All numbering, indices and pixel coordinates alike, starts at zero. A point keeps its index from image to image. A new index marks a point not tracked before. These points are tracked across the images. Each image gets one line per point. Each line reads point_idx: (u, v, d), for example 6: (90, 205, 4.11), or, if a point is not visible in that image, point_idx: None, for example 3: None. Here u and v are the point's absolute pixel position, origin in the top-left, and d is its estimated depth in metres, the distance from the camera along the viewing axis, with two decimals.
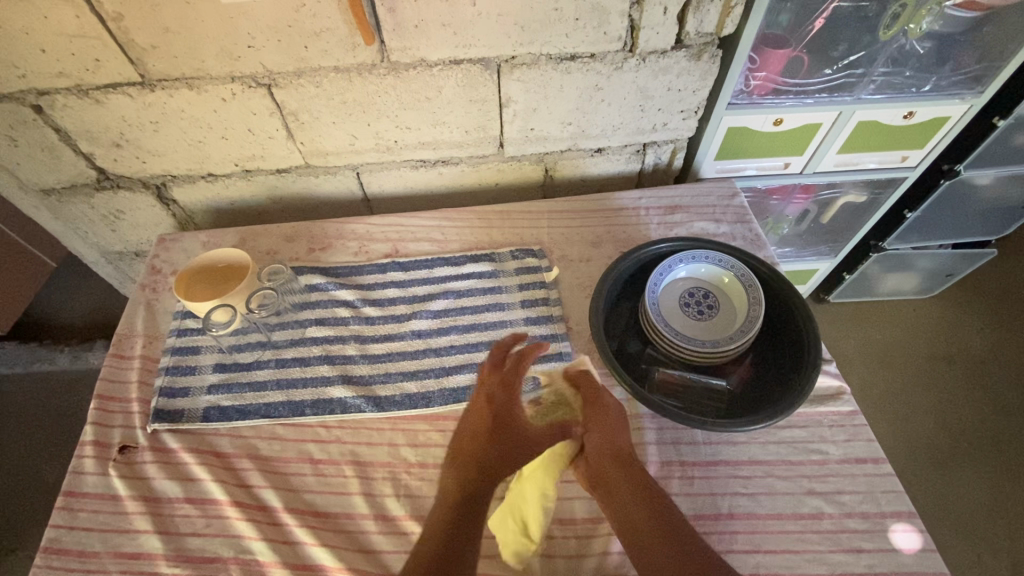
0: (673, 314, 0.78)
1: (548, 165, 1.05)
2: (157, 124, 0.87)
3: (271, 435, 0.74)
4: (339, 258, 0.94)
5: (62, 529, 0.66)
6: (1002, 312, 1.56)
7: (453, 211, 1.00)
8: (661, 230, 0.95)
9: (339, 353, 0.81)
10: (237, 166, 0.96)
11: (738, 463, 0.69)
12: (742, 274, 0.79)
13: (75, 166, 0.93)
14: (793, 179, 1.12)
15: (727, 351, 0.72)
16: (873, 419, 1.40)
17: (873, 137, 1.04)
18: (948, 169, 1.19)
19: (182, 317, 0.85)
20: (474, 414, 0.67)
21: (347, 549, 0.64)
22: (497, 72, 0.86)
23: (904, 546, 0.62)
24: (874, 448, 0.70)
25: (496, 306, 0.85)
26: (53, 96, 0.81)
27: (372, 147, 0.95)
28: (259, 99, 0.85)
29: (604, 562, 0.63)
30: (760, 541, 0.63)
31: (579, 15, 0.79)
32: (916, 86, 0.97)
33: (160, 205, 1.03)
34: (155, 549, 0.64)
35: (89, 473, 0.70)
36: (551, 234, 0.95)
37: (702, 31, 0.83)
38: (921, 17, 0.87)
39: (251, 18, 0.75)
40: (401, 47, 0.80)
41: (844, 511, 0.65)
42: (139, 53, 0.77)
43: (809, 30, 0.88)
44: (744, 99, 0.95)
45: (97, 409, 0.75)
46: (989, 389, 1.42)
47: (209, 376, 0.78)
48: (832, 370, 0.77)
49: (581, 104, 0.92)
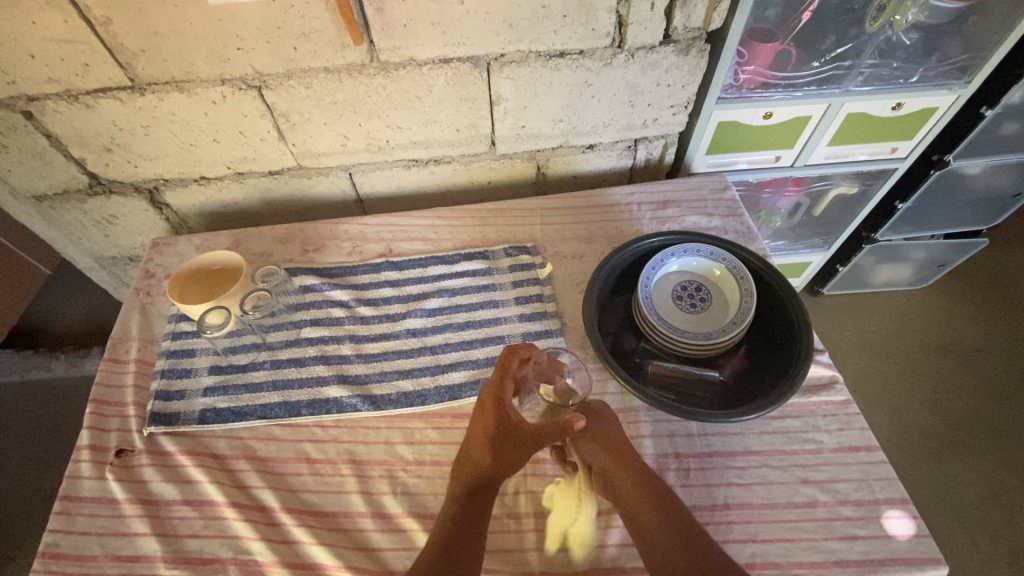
0: (667, 308, 0.78)
1: (540, 162, 1.05)
2: (148, 128, 0.87)
3: (268, 436, 0.74)
4: (333, 258, 0.94)
5: (60, 533, 0.66)
6: (996, 302, 1.57)
7: (445, 210, 1.00)
8: (654, 225, 0.95)
9: (335, 353, 0.81)
10: (229, 168, 0.96)
11: (733, 454, 0.69)
12: (734, 266, 0.80)
13: (66, 172, 0.93)
14: (784, 171, 1.13)
15: (719, 343, 0.73)
16: (868, 411, 1.40)
17: (863, 129, 1.04)
18: (937, 160, 1.20)
19: (176, 321, 0.85)
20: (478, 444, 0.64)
21: (345, 547, 0.64)
22: (487, 70, 0.86)
23: (897, 533, 0.63)
24: (867, 437, 0.70)
25: (490, 303, 0.86)
26: (43, 101, 0.81)
27: (363, 147, 0.96)
28: (250, 101, 0.85)
29: (602, 555, 0.63)
30: (756, 530, 0.64)
31: (567, 12, 0.79)
32: (904, 78, 0.98)
33: (153, 209, 1.03)
34: (153, 552, 0.64)
35: (86, 477, 0.70)
36: (544, 231, 0.95)
37: (690, 26, 0.84)
38: (906, 9, 0.88)
39: (241, 20, 0.75)
40: (390, 46, 0.80)
41: (838, 499, 0.66)
42: (129, 57, 0.77)
43: (796, 23, 0.89)
44: (733, 93, 0.96)
45: (92, 413, 0.75)
46: (984, 378, 1.43)
47: (204, 379, 0.79)
48: (823, 360, 0.78)
49: (570, 100, 0.92)
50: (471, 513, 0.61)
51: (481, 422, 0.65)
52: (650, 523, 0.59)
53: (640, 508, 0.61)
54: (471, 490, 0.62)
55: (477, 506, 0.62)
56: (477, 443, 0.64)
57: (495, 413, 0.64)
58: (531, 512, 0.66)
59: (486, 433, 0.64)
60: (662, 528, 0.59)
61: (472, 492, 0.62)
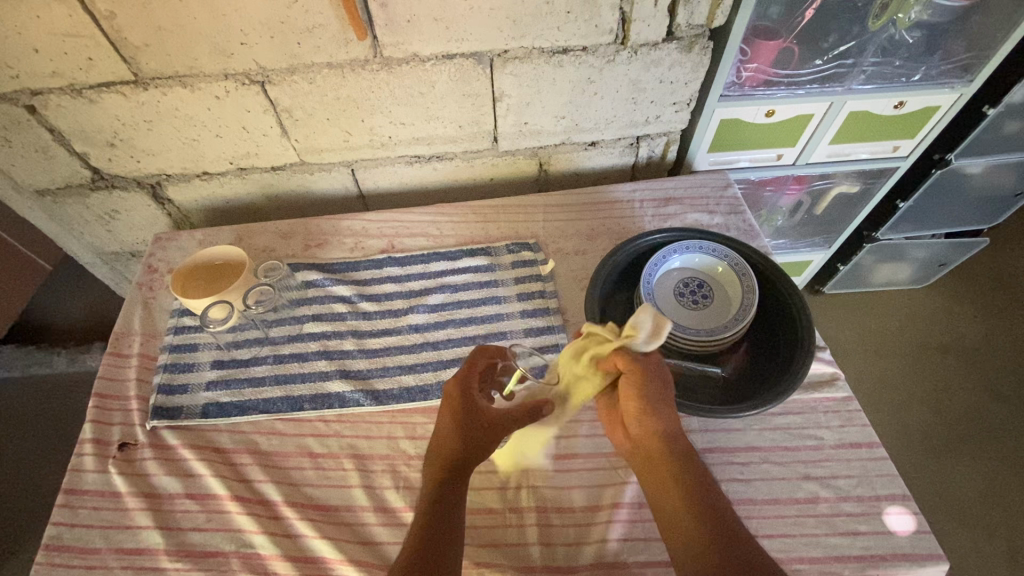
0: (669, 305, 0.78)
1: (542, 159, 1.05)
2: (151, 122, 0.87)
3: (271, 430, 0.74)
4: (335, 254, 0.94)
5: (63, 526, 0.66)
6: (997, 302, 1.57)
7: (447, 206, 1.00)
8: (657, 222, 0.95)
9: (337, 348, 0.81)
10: (232, 164, 0.96)
11: (735, 450, 0.69)
12: (735, 263, 0.80)
13: (69, 166, 0.93)
14: (786, 170, 1.13)
15: (720, 339, 0.73)
16: (869, 409, 1.41)
17: (864, 127, 1.04)
18: (939, 158, 1.20)
19: (179, 315, 0.85)
20: (445, 428, 0.63)
21: (347, 541, 0.65)
22: (490, 67, 0.86)
23: (897, 528, 0.63)
24: (868, 433, 0.71)
25: (493, 299, 0.86)
26: (47, 96, 0.81)
27: (366, 144, 0.96)
28: (253, 96, 0.85)
29: (603, 550, 0.63)
30: (757, 525, 0.64)
31: (570, 8, 0.79)
32: (906, 76, 0.98)
33: (155, 204, 1.03)
34: (157, 545, 0.64)
35: (89, 470, 0.70)
36: (546, 227, 0.95)
37: (693, 23, 0.84)
38: (909, 7, 0.88)
39: (244, 15, 0.75)
40: (394, 42, 0.80)
41: (839, 495, 0.66)
42: (133, 52, 0.77)
43: (798, 21, 0.90)
44: (736, 91, 0.96)
45: (95, 407, 0.75)
46: (985, 377, 1.43)
47: (207, 373, 0.79)
48: (825, 357, 0.78)
49: (573, 97, 0.92)
50: (452, 497, 0.59)
51: (444, 405, 0.64)
52: (685, 513, 0.55)
53: (676, 491, 0.57)
54: (446, 475, 0.61)
55: (456, 488, 0.60)
56: (443, 428, 0.63)
57: (458, 400, 0.63)
58: (533, 507, 0.67)
59: (451, 418, 0.63)
60: (695, 513, 0.55)
61: (447, 478, 0.61)
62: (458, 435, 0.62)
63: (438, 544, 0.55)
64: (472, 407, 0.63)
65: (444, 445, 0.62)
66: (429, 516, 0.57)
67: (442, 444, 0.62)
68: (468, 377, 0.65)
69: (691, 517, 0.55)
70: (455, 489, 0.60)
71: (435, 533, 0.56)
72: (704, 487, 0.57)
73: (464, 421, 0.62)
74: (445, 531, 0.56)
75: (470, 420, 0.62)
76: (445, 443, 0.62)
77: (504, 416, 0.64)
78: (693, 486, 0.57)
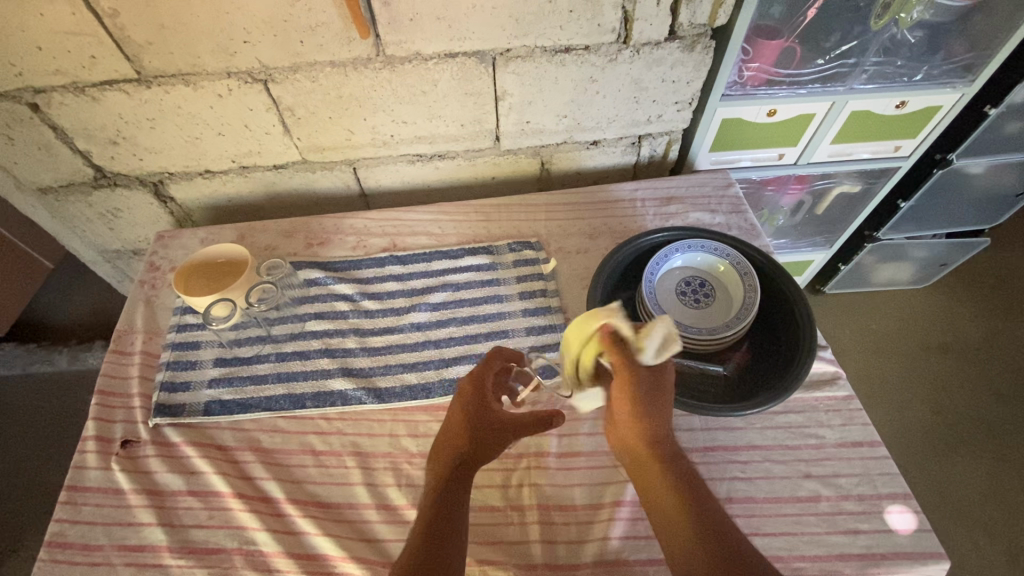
0: (671, 303, 0.78)
1: (544, 158, 1.05)
2: (154, 121, 0.87)
3: (273, 428, 0.74)
4: (337, 252, 0.95)
5: (65, 523, 0.66)
6: (998, 302, 1.57)
7: (449, 205, 1.00)
8: (658, 221, 0.95)
9: (339, 346, 0.81)
10: (234, 162, 0.97)
11: (736, 449, 0.70)
12: (737, 262, 0.80)
13: (71, 164, 0.93)
14: (788, 170, 1.13)
15: (722, 338, 0.73)
16: (869, 409, 1.41)
17: (866, 127, 1.05)
18: (941, 158, 1.20)
19: (181, 313, 0.85)
20: (456, 426, 0.63)
21: (349, 538, 0.65)
22: (492, 65, 0.86)
23: (898, 527, 0.63)
24: (869, 432, 0.71)
25: (495, 298, 0.86)
26: (50, 94, 0.82)
27: (368, 142, 0.96)
28: (255, 94, 0.85)
29: (605, 547, 0.63)
30: (758, 523, 0.64)
31: (573, 7, 0.80)
32: (909, 75, 0.98)
33: (158, 203, 1.03)
34: (159, 542, 0.64)
35: (92, 467, 0.70)
36: (548, 226, 0.95)
37: (695, 22, 0.84)
38: (910, 7, 0.89)
39: (248, 13, 0.75)
40: (396, 41, 0.81)
41: (840, 494, 0.66)
42: (136, 50, 0.77)
43: (800, 21, 0.90)
44: (738, 90, 0.96)
45: (98, 404, 0.75)
46: (986, 377, 1.43)
47: (209, 371, 0.79)
48: (827, 356, 0.78)
49: (575, 96, 0.93)
50: (455, 495, 0.59)
51: (456, 403, 0.65)
52: (680, 522, 0.55)
53: (669, 497, 0.57)
54: (450, 473, 0.61)
55: (460, 486, 0.60)
56: (453, 426, 0.64)
57: (473, 399, 0.64)
58: (534, 505, 0.67)
59: (462, 416, 0.63)
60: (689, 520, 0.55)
61: (452, 476, 0.61)
62: (466, 435, 0.62)
63: (439, 542, 0.55)
64: (484, 407, 0.63)
65: (452, 443, 0.63)
66: (431, 514, 0.58)
67: (450, 442, 0.63)
68: (484, 376, 0.65)
69: (686, 524, 0.54)
70: (459, 487, 0.60)
71: (437, 531, 0.56)
72: (696, 492, 0.57)
73: (476, 420, 0.63)
74: (448, 529, 0.56)
75: (480, 421, 0.63)
76: (454, 441, 0.63)
77: (514, 424, 0.63)
78: (685, 492, 0.57)
